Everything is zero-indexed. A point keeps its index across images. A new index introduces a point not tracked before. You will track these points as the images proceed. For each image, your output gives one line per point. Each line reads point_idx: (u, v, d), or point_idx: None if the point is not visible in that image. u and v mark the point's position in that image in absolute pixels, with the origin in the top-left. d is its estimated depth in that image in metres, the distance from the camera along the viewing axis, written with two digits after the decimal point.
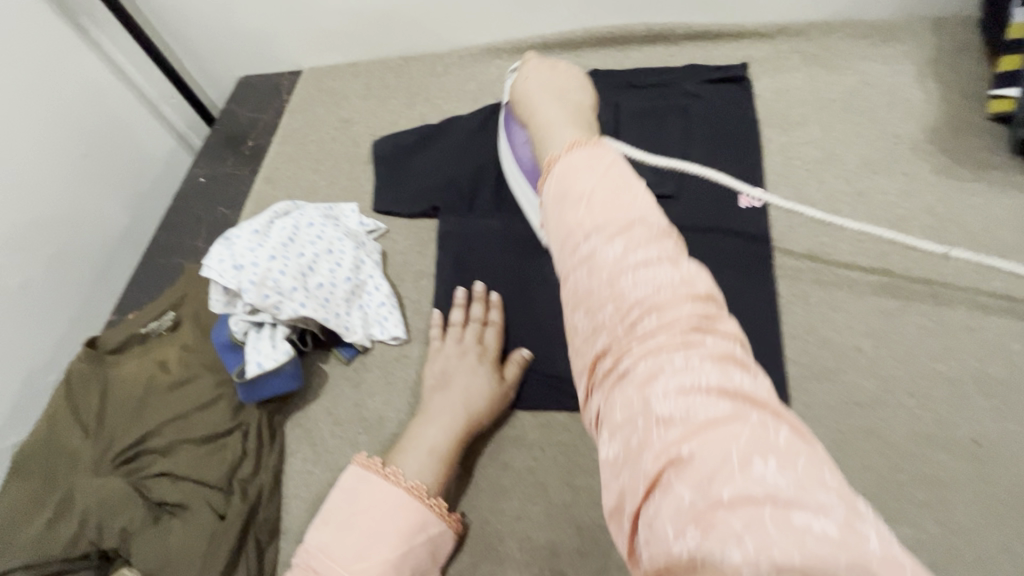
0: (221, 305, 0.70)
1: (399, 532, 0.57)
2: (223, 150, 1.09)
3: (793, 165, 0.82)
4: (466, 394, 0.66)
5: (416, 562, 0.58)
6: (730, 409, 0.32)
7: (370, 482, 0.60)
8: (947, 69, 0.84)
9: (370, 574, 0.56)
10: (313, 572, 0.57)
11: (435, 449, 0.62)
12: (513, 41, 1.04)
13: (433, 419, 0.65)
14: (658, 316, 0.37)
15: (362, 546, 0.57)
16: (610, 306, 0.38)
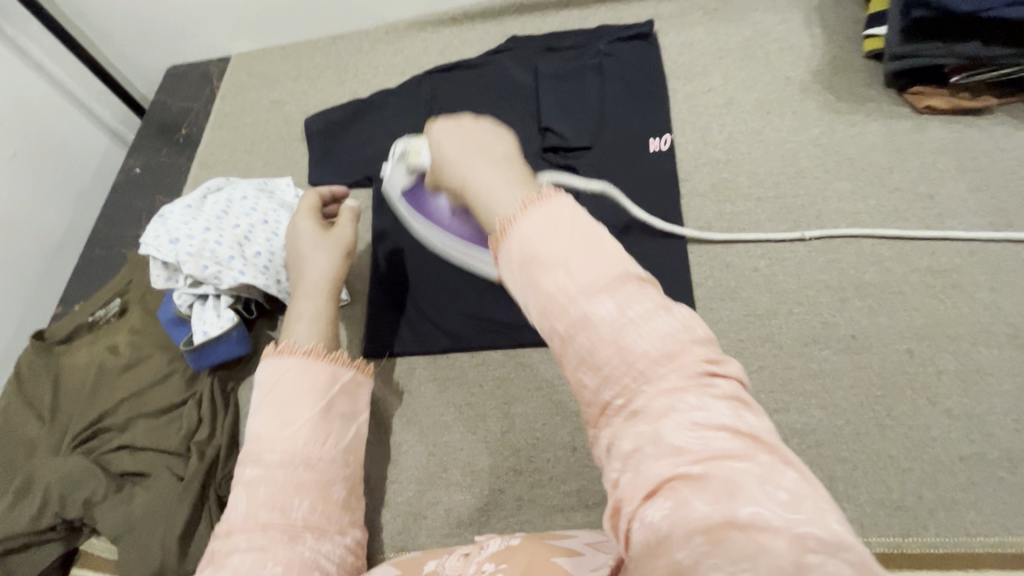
0: (162, 280, 0.72)
1: (314, 388, 0.59)
2: (158, 140, 1.10)
3: (697, 112, 0.88)
4: (317, 262, 0.69)
5: (341, 408, 0.61)
6: (700, 424, 0.34)
7: (273, 366, 0.60)
8: (830, 14, 0.92)
9: (305, 429, 0.57)
10: (251, 461, 0.55)
11: (318, 314, 0.65)
12: (435, 15, 1.07)
13: (302, 294, 0.67)
14: (663, 322, 0.38)
15: (287, 412, 0.57)
16: (540, 251, 0.41)
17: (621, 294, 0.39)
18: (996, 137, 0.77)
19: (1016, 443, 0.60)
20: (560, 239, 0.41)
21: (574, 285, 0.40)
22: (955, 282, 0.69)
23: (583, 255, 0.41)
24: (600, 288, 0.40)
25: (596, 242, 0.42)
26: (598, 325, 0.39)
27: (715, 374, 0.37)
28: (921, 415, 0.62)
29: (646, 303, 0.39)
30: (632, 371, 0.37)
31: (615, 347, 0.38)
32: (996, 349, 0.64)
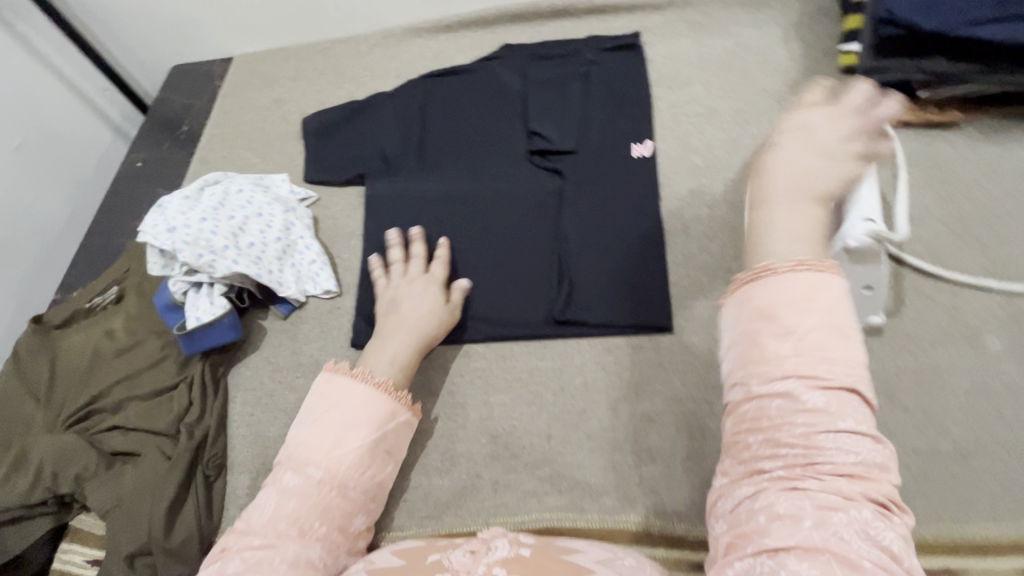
0: (159, 268, 0.76)
1: (374, 420, 0.60)
2: (160, 135, 1.13)
3: (679, 120, 0.92)
4: (416, 317, 0.72)
5: (390, 443, 0.62)
6: (835, 487, 0.37)
7: (338, 382, 0.61)
8: (808, 30, 0.96)
9: (352, 455, 0.58)
10: (293, 467, 0.56)
11: (398, 359, 0.67)
12: (431, 21, 1.11)
13: (390, 337, 0.70)
14: (813, 322, 0.40)
15: (344, 433, 0.58)
16: (774, 309, 0.41)
17: (827, 378, 0.39)
18: (960, 149, 0.81)
19: (967, 438, 0.63)
20: (812, 282, 0.41)
21: (781, 333, 0.40)
22: (917, 285, 0.72)
23: (801, 292, 0.41)
24: (825, 284, 0.41)
25: (846, 316, 0.41)
26: (777, 312, 0.41)
27: (874, 466, 0.38)
28: (880, 410, 0.65)
29: (855, 409, 0.38)
30: (779, 360, 0.39)
31: (779, 327, 0.40)
32: (952, 349, 0.67)
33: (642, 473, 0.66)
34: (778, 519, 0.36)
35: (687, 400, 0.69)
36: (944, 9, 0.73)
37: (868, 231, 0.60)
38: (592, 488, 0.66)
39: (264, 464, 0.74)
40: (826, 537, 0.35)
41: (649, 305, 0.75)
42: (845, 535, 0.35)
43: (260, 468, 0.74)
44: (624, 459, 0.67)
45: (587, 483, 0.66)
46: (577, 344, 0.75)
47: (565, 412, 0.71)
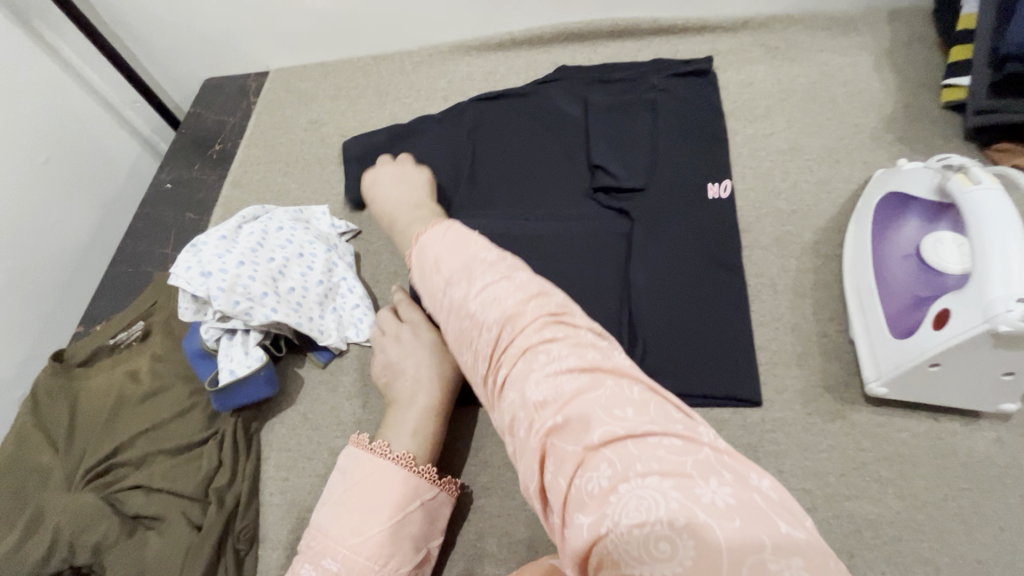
0: (190, 314, 0.68)
1: (391, 502, 0.56)
2: (191, 154, 1.07)
3: (759, 156, 0.83)
4: (417, 380, 0.65)
5: (416, 526, 0.57)
6: (592, 395, 0.41)
7: (359, 458, 0.59)
8: (902, 60, 0.87)
9: (370, 546, 0.54)
10: (312, 556, 0.55)
11: (418, 431, 0.61)
12: (481, 38, 1.03)
13: (402, 408, 0.63)
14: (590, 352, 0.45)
15: (359, 521, 0.55)
16: (510, 333, 0.47)
17: (526, 297, 0.49)
18: None
19: None
20: (479, 250, 0.55)
21: (501, 293, 0.50)
22: None
23: (458, 256, 0.56)
24: (504, 294, 0.50)
25: (572, 330, 0.47)
26: (526, 343, 0.46)
27: (585, 348, 0.45)
28: (1015, 516, 0.56)
29: (601, 382, 0.42)
30: (555, 381, 0.43)
31: (524, 354, 0.45)
32: None
33: None
34: (570, 436, 0.40)
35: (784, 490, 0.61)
36: None
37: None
38: None
39: (299, 538, 0.67)
40: (602, 434, 0.39)
41: (734, 372, 0.67)
42: (660, 510, 0.34)
43: (295, 542, 0.67)
44: None
45: None
46: None
47: None
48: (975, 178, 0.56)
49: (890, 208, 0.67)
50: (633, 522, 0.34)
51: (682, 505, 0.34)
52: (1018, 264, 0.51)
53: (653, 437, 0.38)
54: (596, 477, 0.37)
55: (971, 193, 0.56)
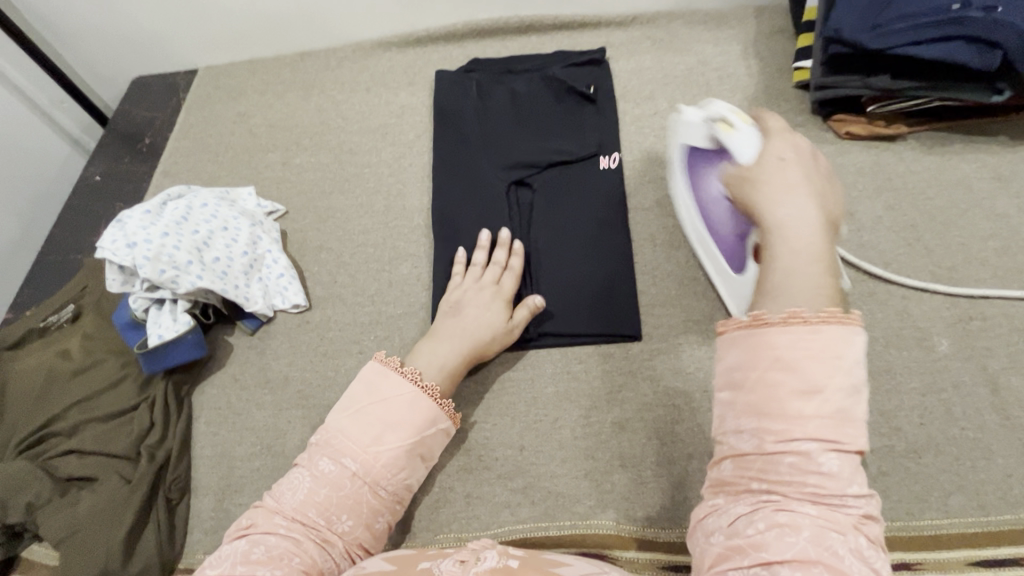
0: (117, 284, 0.73)
1: (414, 424, 0.61)
2: (120, 149, 1.10)
3: (645, 132, 0.95)
4: (479, 324, 0.72)
5: (426, 450, 0.63)
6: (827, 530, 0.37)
7: (390, 380, 0.63)
8: (764, 48, 1.01)
9: (388, 456, 0.60)
10: (329, 454, 0.59)
11: (446, 365, 0.68)
12: (400, 35, 1.12)
13: (440, 338, 0.70)
14: (835, 495, 0.38)
15: (384, 432, 0.60)
16: (768, 416, 0.40)
17: (829, 429, 0.39)
18: (907, 161, 0.85)
19: (920, 437, 0.65)
20: (840, 365, 0.39)
21: (805, 391, 0.39)
22: (871, 290, 0.75)
23: (820, 376, 0.39)
24: (795, 385, 0.39)
25: (805, 452, 0.39)
26: (796, 452, 0.39)
27: (873, 533, 0.38)
28: None
29: (836, 531, 0.37)
30: (814, 519, 0.38)
31: (820, 476, 0.38)
32: (905, 350, 0.71)
33: (613, 481, 0.67)
34: (776, 527, 0.38)
35: (657, 407, 0.71)
36: (888, 27, 0.76)
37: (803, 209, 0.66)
38: (565, 498, 0.67)
39: (228, 486, 0.72)
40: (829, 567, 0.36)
41: (619, 314, 0.77)
42: None
43: (224, 490, 0.72)
44: (596, 468, 0.68)
45: (559, 493, 0.67)
46: (549, 355, 0.75)
47: (537, 422, 0.71)
48: (734, 125, 0.62)
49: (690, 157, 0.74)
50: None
51: None
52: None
53: None
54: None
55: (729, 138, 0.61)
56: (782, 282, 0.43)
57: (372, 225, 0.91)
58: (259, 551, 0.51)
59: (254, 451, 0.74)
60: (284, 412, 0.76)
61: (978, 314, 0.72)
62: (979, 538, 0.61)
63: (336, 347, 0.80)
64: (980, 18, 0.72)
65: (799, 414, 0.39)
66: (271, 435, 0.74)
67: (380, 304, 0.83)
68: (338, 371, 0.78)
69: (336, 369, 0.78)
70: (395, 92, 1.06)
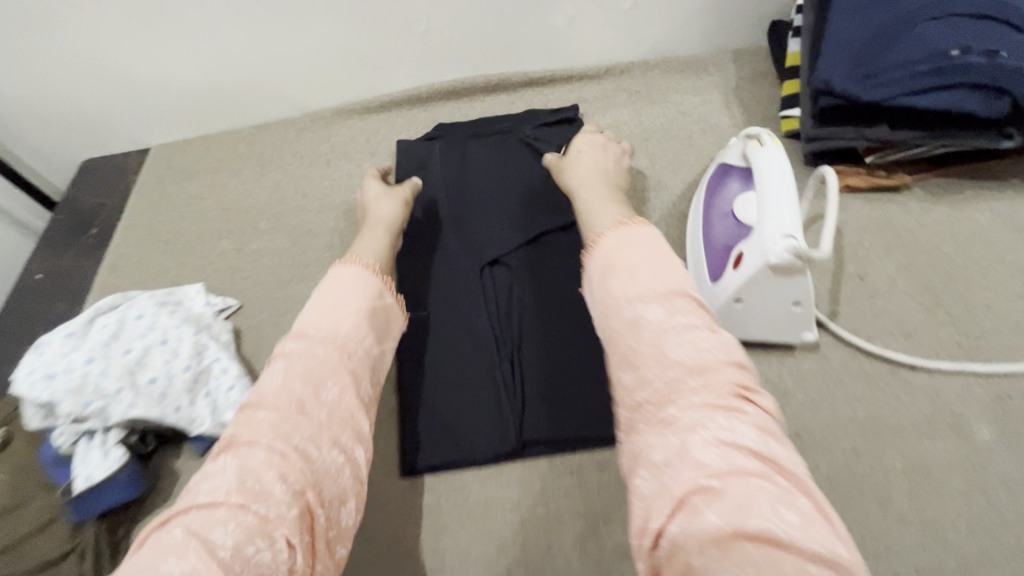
0: (38, 420, 0.64)
1: (282, 413, 0.48)
2: (63, 240, 1.02)
3: (627, 195, 0.87)
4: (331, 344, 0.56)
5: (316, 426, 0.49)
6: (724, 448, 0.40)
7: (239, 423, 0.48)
8: (746, 95, 0.95)
9: (266, 457, 0.45)
10: (204, 517, 0.41)
11: (269, 403, 0.49)
12: (361, 101, 1.05)
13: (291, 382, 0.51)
14: (694, 381, 0.44)
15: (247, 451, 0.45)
16: (620, 261, 0.53)
17: (670, 305, 0.49)
18: (915, 213, 0.78)
19: (970, 551, 0.56)
20: (656, 284, 0.50)
21: (644, 301, 0.49)
22: (893, 368, 0.67)
23: (652, 276, 0.51)
24: (647, 264, 0.52)
25: (641, 339, 0.48)
26: (641, 314, 0.49)
27: (750, 421, 0.41)
28: (872, 522, 0.59)
29: (719, 417, 0.41)
30: (652, 354, 0.47)
31: (656, 336, 0.47)
32: (941, 440, 0.62)
33: None
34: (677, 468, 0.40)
35: None
36: (881, 77, 0.69)
37: (788, 248, 0.58)
38: None
39: None
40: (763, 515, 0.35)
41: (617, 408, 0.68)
42: (711, 461, 0.39)
43: None
44: None
45: None
46: (537, 466, 0.67)
47: (527, 553, 0.62)
48: (762, 142, 0.66)
49: (712, 177, 0.75)
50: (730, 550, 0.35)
51: (776, 528, 0.35)
52: (788, 205, 0.60)
53: (801, 509, 0.36)
54: (703, 521, 0.36)
55: (759, 154, 0.65)
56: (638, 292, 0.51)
57: None
58: None
59: None
60: None
61: (1018, 390, 0.63)
62: None
63: None
64: (983, 65, 0.65)
65: (636, 300, 0.50)
66: None
67: None
68: None
69: None
70: (357, 164, 0.99)
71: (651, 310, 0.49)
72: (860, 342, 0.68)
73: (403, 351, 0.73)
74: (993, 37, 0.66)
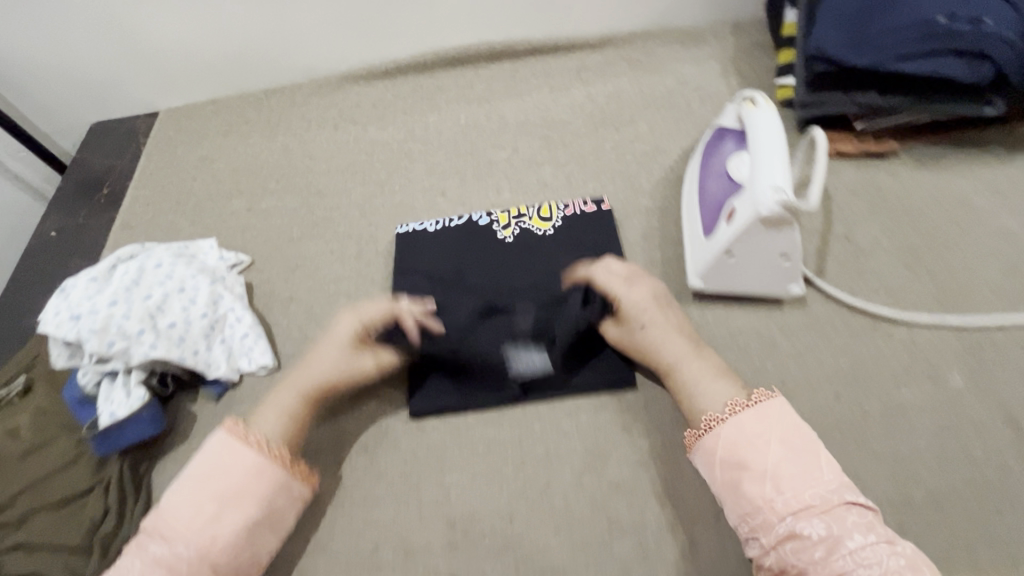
0: (63, 359, 0.67)
1: (239, 491, 0.58)
2: (76, 201, 1.04)
3: (626, 159, 0.90)
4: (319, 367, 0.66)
5: (271, 516, 0.59)
6: (839, 524, 0.51)
7: (231, 450, 0.60)
8: (744, 65, 0.97)
9: (223, 539, 0.56)
10: (156, 542, 0.56)
11: (284, 415, 0.63)
12: (367, 67, 1.07)
13: (286, 380, 0.66)
14: (816, 493, 0.52)
15: (212, 513, 0.57)
16: (738, 446, 0.56)
17: (786, 443, 0.55)
18: (901, 178, 0.81)
19: (939, 484, 0.60)
20: (776, 438, 0.55)
21: (759, 471, 0.54)
22: (875, 321, 0.71)
23: (765, 429, 0.56)
24: (761, 416, 0.57)
25: (766, 470, 0.54)
26: (746, 458, 0.55)
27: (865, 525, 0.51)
28: (849, 460, 0.62)
29: (846, 520, 0.51)
30: (764, 495, 0.53)
31: (755, 471, 0.54)
32: (917, 386, 0.65)
33: (613, 551, 0.61)
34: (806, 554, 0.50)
35: (654, 463, 0.65)
36: (872, 43, 0.72)
37: (778, 201, 0.62)
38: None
39: None
40: (844, 564, 0.49)
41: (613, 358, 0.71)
42: (852, 560, 0.49)
43: None
44: (591, 536, 0.62)
45: (553, 570, 0.61)
46: (536, 409, 0.70)
47: (525, 488, 0.65)
48: (757, 103, 0.70)
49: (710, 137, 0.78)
50: (801, 559, 0.50)
51: None
52: (779, 162, 0.64)
53: (904, 568, 0.48)
54: None
55: (754, 116, 0.68)
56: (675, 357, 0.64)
57: (343, 272, 0.86)
58: None
59: None
60: None
61: (990, 341, 0.67)
62: None
63: None
64: (968, 31, 0.69)
65: (752, 452, 0.55)
66: None
67: None
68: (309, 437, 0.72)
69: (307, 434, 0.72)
70: (363, 128, 1.01)
71: (768, 450, 0.55)
72: (843, 297, 0.72)
73: (412, 303, 0.78)
74: (979, 4, 0.69)
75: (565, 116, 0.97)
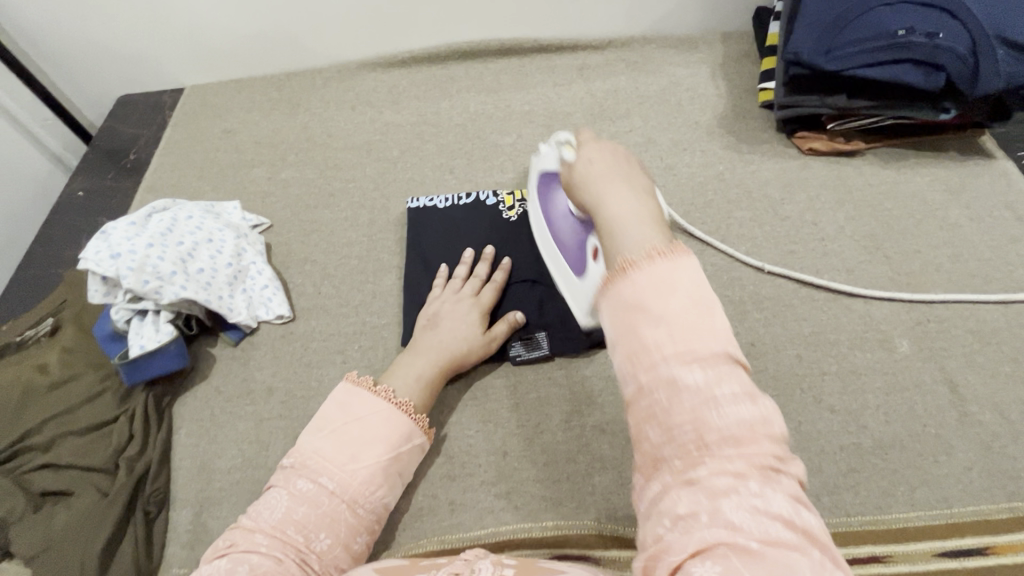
0: (99, 295, 0.73)
1: (378, 439, 0.62)
2: (103, 165, 1.11)
3: (620, 149, 0.99)
4: (456, 337, 0.73)
5: (401, 466, 0.63)
6: (756, 425, 0.34)
7: (362, 397, 0.64)
8: (731, 71, 1.07)
9: (362, 475, 0.60)
10: (305, 475, 0.59)
11: (423, 376, 0.70)
12: (384, 55, 1.15)
13: (421, 352, 0.72)
14: (719, 402, 0.34)
15: (356, 450, 0.61)
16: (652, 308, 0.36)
17: (699, 345, 0.35)
18: (866, 175, 0.90)
19: (884, 434, 0.68)
20: (687, 313, 0.36)
21: (676, 367, 0.35)
22: (836, 297, 0.79)
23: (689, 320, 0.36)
24: (683, 306, 0.36)
25: (677, 318, 0.36)
26: (652, 343, 0.36)
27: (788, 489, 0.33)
28: (808, 412, 0.70)
29: (753, 438, 0.34)
30: (656, 331, 0.36)
31: (665, 356, 0.35)
32: (869, 352, 0.74)
33: (594, 483, 0.68)
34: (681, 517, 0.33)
35: None
36: (840, 50, 0.81)
37: None
38: (547, 503, 0.67)
39: (207, 496, 0.72)
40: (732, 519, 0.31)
41: None
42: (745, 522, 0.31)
43: (202, 502, 0.71)
44: (576, 471, 0.69)
45: (541, 498, 0.68)
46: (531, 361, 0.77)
47: (520, 428, 0.72)
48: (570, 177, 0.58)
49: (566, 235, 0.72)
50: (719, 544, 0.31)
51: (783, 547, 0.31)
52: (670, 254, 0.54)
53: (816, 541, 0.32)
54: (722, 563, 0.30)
55: None
56: (620, 222, 0.41)
57: (356, 237, 0.93)
58: (245, 569, 0.50)
59: (235, 463, 0.74)
60: (266, 422, 0.76)
61: (935, 316, 0.76)
62: (946, 529, 0.63)
63: (320, 358, 0.81)
64: (924, 43, 0.78)
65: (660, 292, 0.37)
66: (254, 447, 0.74)
67: (365, 315, 0.84)
68: (322, 380, 0.79)
69: (321, 378, 0.79)
70: (379, 111, 1.09)
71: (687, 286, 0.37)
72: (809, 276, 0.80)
73: (421, 265, 0.85)
74: (935, 20, 0.78)
75: (566, 109, 1.05)
